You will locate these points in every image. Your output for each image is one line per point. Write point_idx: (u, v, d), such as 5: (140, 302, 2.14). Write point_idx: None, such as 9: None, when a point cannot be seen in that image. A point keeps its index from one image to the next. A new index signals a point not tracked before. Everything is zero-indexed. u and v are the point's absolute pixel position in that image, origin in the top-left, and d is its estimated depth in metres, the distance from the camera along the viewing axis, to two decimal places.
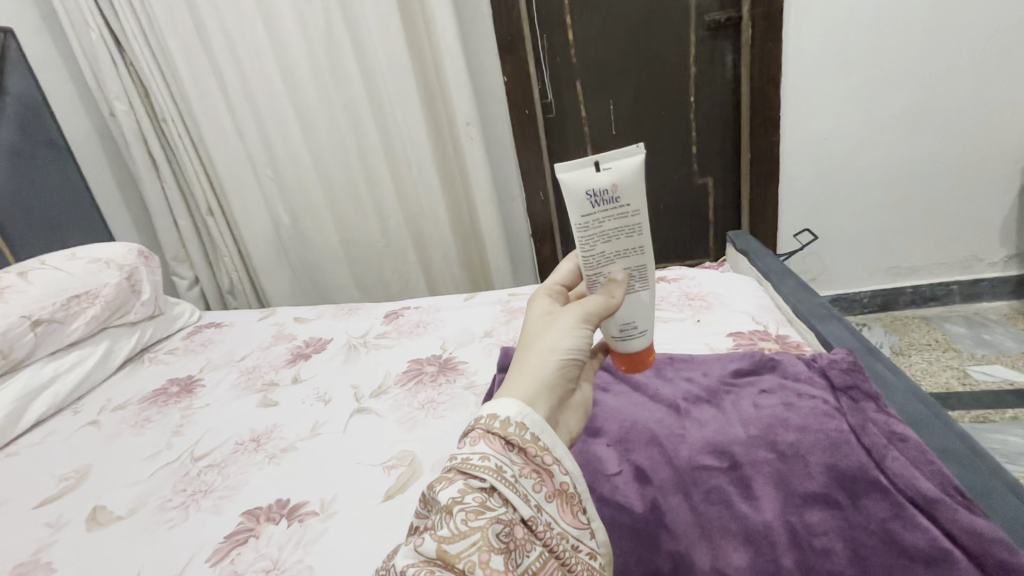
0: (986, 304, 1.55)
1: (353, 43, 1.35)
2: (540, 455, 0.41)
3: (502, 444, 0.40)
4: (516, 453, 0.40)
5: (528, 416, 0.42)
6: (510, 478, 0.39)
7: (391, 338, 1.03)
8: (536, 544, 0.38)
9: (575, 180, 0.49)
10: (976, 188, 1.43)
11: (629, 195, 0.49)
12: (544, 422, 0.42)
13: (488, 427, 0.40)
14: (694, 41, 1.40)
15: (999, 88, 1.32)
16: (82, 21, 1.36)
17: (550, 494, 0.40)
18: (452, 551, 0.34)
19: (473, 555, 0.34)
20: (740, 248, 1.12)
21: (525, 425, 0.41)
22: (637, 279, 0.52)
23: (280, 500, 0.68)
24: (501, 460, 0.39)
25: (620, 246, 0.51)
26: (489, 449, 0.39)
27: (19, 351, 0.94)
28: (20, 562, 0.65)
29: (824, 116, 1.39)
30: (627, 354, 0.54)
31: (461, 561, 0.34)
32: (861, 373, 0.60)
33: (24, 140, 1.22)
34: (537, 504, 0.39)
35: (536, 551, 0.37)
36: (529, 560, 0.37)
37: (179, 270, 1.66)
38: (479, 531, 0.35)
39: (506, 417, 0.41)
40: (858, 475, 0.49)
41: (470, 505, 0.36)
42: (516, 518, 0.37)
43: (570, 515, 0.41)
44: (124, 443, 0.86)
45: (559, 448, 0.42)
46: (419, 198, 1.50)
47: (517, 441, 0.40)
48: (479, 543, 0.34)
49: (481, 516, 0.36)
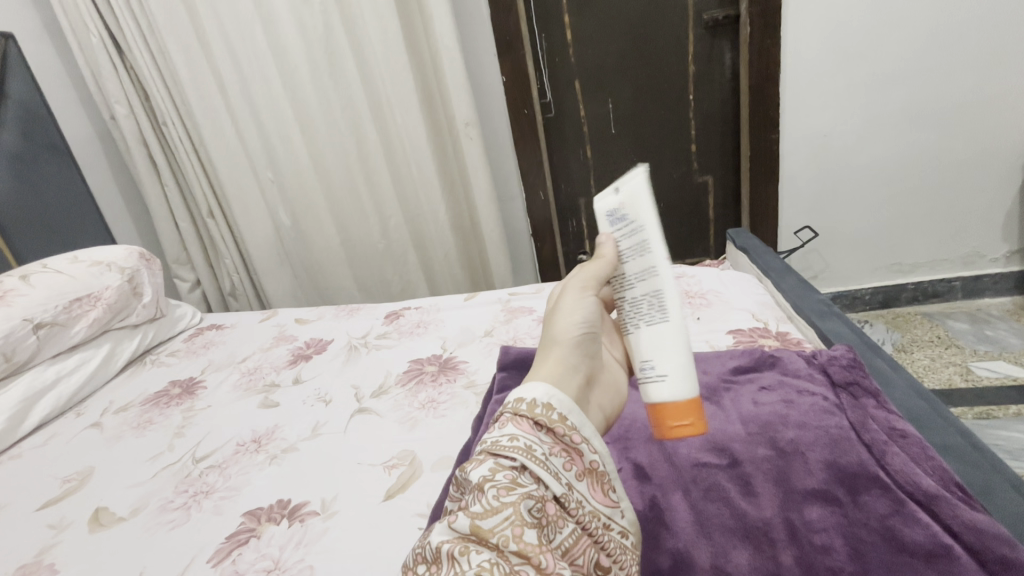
0: (988, 300, 1.55)
1: (352, 45, 1.35)
2: (568, 435, 0.41)
3: (530, 426, 0.40)
4: (545, 433, 0.40)
5: (554, 397, 0.42)
6: (541, 456, 0.39)
7: (392, 338, 1.03)
8: (568, 521, 0.37)
9: (595, 203, 0.51)
10: (978, 184, 1.43)
11: (642, 211, 0.47)
12: (570, 402, 0.43)
13: (515, 410, 0.42)
14: (693, 39, 1.40)
15: (1000, 83, 1.32)
16: (83, 26, 1.37)
17: (580, 473, 0.40)
18: (485, 525, 0.34)
19: (507, 530, 0.33)
20: (740, 245, 1.11)
21: (551, 405, 0.42)
22: (658, 310, 0.47)
23: (282, 500, 0.68)
24: (530, 439, 0.39)
25: (636, 269, 0.48)
26: (518, 430, 0.40)
27: (21, 354, 0.95)
28: (23, 564, 0.65)
29: (824, 112, 1.38)
30: (658, 404, 0.47)
31: (495, 537, 0.33)
32: (861, 369, 0.60)
33: (25, 145, 1.23)
34: (568, 482, 0.39)
35: (569, 528, 0.37)
36: (562, 536, 0.36)
37: (180, 272, 1.67)
38: (511, 506, 0.34)
39: (532, 399, 0.42)
40: (858, 472, 0.50)
41: (502, 481, 0.36)
42: (547, 495, 0.37)
43: (601, 493, 0.41)
44: (126, 444, 0.86)
45: (588, 428, 0.42)
46: (419, 198, 1.50)
47: (545, 422, 0.40)
48: (512, 518, 0.34)
49: (512, 491, 0.35)
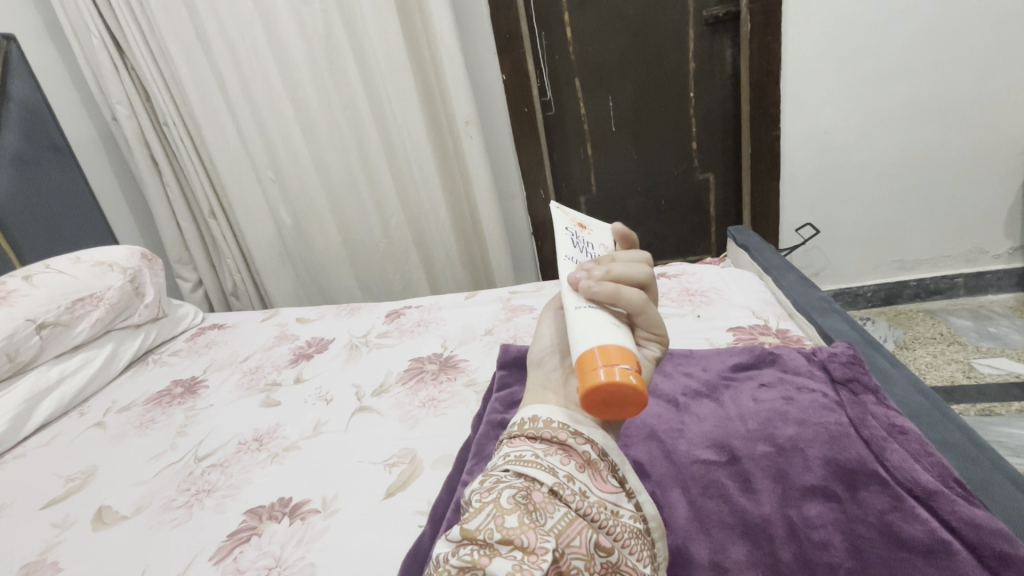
0: (991, 296, 1.54)
1: (351, 43, 1.35)
2: (557, 434, 0.39)
3: (523, 440, 0.40)
4: (537, 440, 0.39)
5: (540, 410, 0.42)
6: (529, 458, 0.38)
7: (392, 337, 1.04)
8: (561, 506, 0.35)
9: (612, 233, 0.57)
10: (980, 180, 1.42)
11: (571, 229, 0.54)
12: (555, 408, 0.42)
13: (509, 434, 0.41)
14: (693, 36, 1.40)
15: (1002, 78, 1.31)
16: (83, 26, 1.37)
17: (579, 465, 0.38)
18: (471, 526, 0.34)
19: (490, 523, 0.34)
20: (741, 243, 1.11)
21: (537, 416, 0.41)
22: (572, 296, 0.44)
23: (285, 497, 0.68)
24: (521, 449, 0.39)
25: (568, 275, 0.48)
26: (510, 447, 0.40)
27: (25, 353, 0.95)
28: (26, 563, 0.66)
29: (826, 108, 1.38)
30: (582, 359, 0.37)
31: (481, 533, 0.33)
32: (861, 365, 0.61)
33: (27, 145, 1.23)
34: (567, 474, 0.37)
35: (561, 512, 0.35)
36: (554, 521, 0.34)
37: (182, 272, 1.67)
38: (492, 502, 0.35)
39: (522, 419, 0.42)
40: (857, 468, 0.49)
41: (484, 485, 0.36)
42: (536, 485, 0.36)
43: (601, 482, 0.39)
44: (129, 444, 0.87)
45: (582, 425, 0.40)
46: (420, 196, 1.50)
47: (533, 432, 0.40)
48: (493, 511, 0.34)
49: (493, 490, 0.36)
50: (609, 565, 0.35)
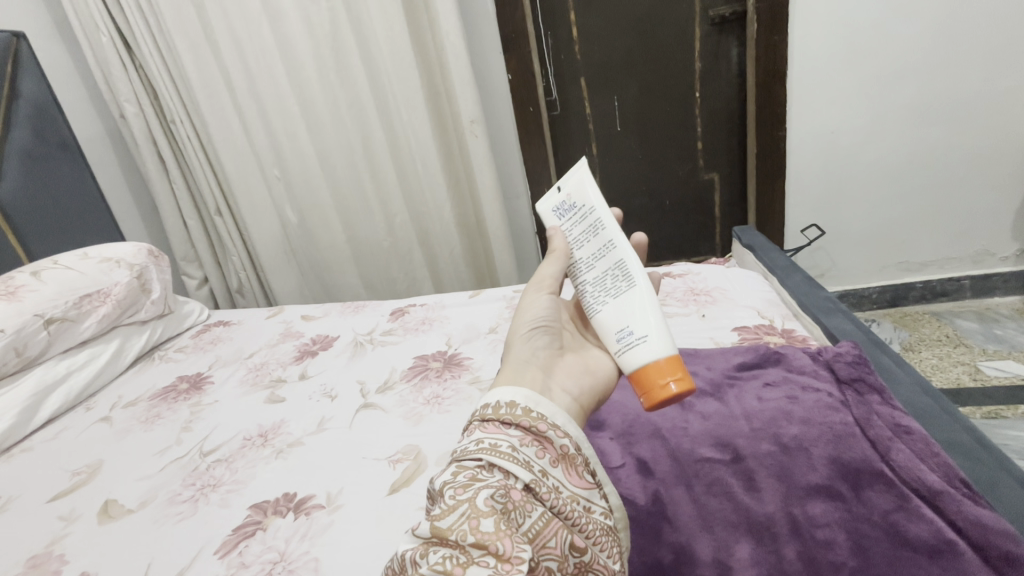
0: (997, 298, 1.53)
1: (357, 41, 1.36)
2: (535, 424, 0.40)
3: (498, 425, 0.40)
4: (513, 427, 0.39)
5: (520, 395, 0.41)
6: (506, 449, 0.38)
7: (398, 334, 1.04)
8: (538, 505, 0.36)
9: (544, 203, 0.56)
10: (988, 182, 1.41)
11: (585, 196, 0.53)
12: (536, 394, 0.42)
13: (483, 417, 0.41)
14: (699, 36, 1.39)
15: (1010, 78, 1.30)
16: (93, 24, 1.38)
17: (554, 458, 0.39)
18: (444, 525, 0.33)
19: (464, 524, 0.33)
20: (746, 243, 1.11)
21: (515, 402, 0.41)
22: (624, 275, 0.49)
23: (288, 494, 0.68)
24: (496, 437, 0.39)
25: (598, 250, 0.51)
26: (484, 433, 0.39)
27: (33, 349, 0.96)
28: (33, 555, 0.66)
29: (832, 108, 1.37)
30: (640, 372, 0.45)
31: (453, 533, 0.33)
32: (866, 366, 0.60)
33: (37, 142, 1.24)
34: (541, 469, 0.38)
35: (538, 512, 0.36)
36: (531, 521, 0.35)
37: (189, 269, 1.68)
38: (467, 501, 0.34)
39: (497, 402, 0.41)
40: (862, 468, 0.49)
41: (459, 481, 0.36)
42: (513, 484, 0.36)
43: (576, 477, 0.40)
44: (135, 439, 0.87)
45: (559, 417, 0.41)
46: (424, 195, 1.51)
47: (510, 418, 0.40)
48: (468, 512, 0.34)
49: (469, 488, 0.35)
50: (581, 564, 0.36)
